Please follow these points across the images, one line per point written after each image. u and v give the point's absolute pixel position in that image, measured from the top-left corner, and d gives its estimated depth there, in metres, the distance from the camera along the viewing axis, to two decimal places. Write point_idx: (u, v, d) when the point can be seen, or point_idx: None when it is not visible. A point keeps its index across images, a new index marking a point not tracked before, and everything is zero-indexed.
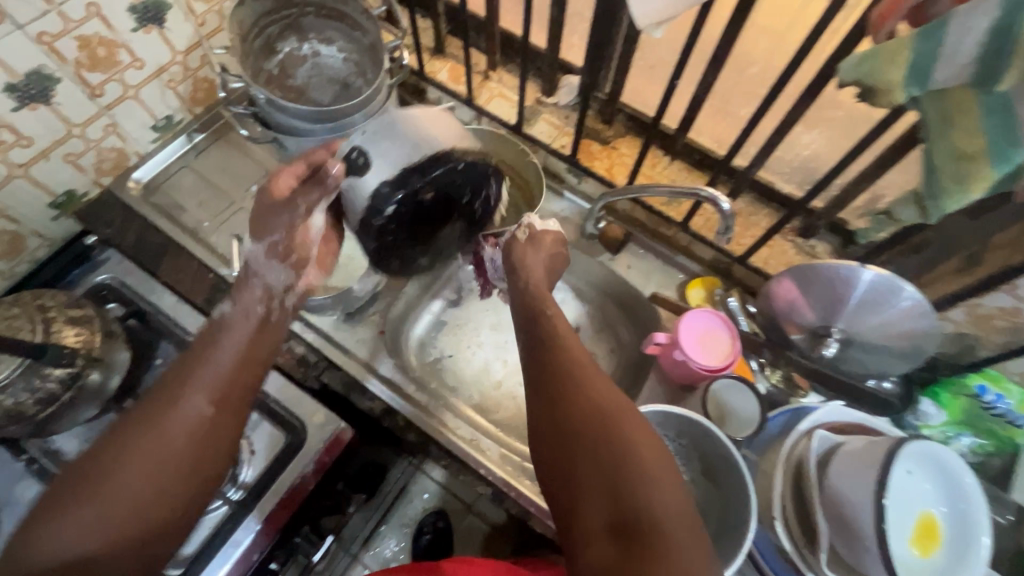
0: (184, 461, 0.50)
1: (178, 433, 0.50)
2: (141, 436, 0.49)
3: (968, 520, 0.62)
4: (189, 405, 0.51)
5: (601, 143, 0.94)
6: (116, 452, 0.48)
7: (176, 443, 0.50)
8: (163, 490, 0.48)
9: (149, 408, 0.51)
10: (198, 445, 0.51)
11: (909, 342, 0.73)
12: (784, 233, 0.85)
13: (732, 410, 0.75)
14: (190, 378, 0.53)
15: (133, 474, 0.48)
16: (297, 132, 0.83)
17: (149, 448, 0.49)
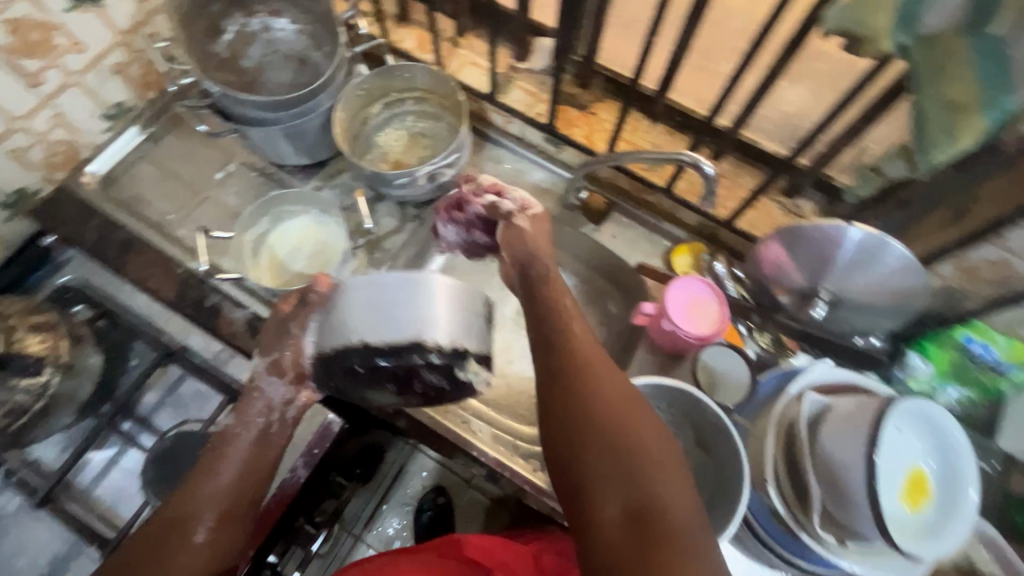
0: (207, 569, 0.53)
1: (195, 551, 0.53)
2: (158, 556, 0.52)
3: (955, 472, 0.62)
4: (197, 528, 0.54)
5: (579, 108, 0.91)
6: (138, 570, 0.51)
7: (191, 565, 0.52)
8: None
9: (165, 522, 0.54)
10: (214, 554, 0.54)
11: (897, 300, 0.73)
12: (771, 194, 0.84)
13: (721, 377, 0.76)
14: (195, 498, 0.55)
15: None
16: (258, 122, 0.79)
17: (170, 565, 0.52)
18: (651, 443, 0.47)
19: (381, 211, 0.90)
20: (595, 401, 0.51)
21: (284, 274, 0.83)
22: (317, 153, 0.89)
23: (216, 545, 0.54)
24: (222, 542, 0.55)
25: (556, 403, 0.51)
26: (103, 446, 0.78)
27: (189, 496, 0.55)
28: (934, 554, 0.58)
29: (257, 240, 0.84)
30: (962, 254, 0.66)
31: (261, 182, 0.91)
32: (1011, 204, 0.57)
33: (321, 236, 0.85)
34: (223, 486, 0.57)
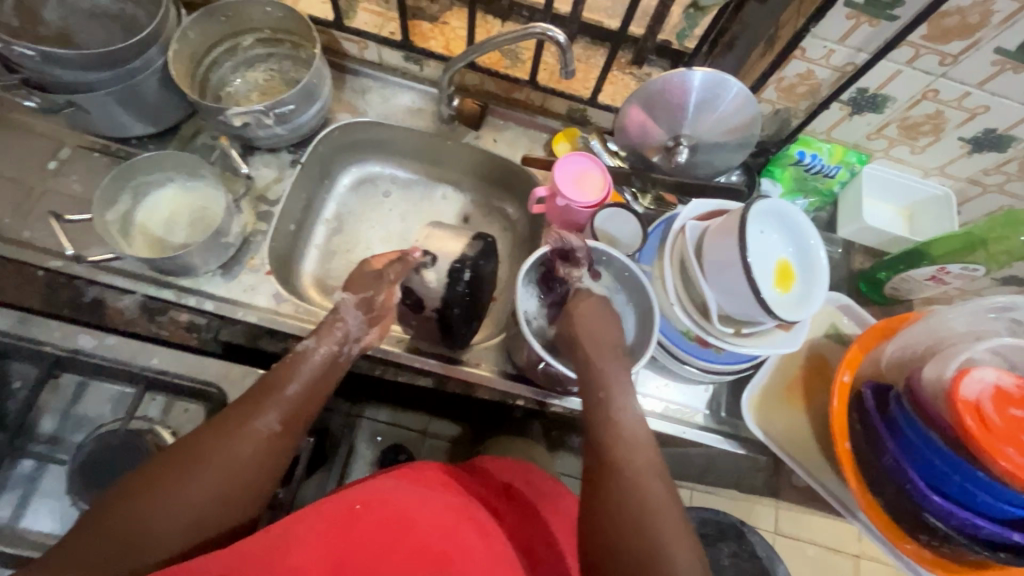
0: (255, 464, 0.58)
1: (250, 443, 0.58)
2: (220, 439, 0.57)
3: (812, 251, 0.75)
4: (262, 421, 0.59)
5: (429, 21, 0.90)
6: (202, 445, 0.56)
7: (248, 453, 0.57)
8: (242, 483, 0.57)
9: (235, 413, 0.59)
10: (262, 455, 0.58)
11: (742, 131, 0.83)
12: (621, 67, 0.91)
13: (615, 236, 0.83)
14: (266, 397, 0.61)
15: (213, 468, 0.55)
16: (88, 86, 0.72)
17: (225, 450, 0.57)
18: (646, 472, 0.59)
19: (255, 163, 0.86)
20: (608, 374, 0.67)
21: (165, 247, 0.78)
22: (162, 116, 0.82)
23: (270, 447, 0.59)
24: (275, 444, 0.60)
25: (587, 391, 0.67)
26: (19, 463, 0.73)
27: (262, 396, 0.61)
28: (806, 316, 0.71)
29: (123, 220, 0.77)
30: (780, 75, 0.76)
31: (106, 162, 0.82)
32: (803, 17, 0.68)
33: (199, 201, 0.80)
34: (291, 395, 0.62)
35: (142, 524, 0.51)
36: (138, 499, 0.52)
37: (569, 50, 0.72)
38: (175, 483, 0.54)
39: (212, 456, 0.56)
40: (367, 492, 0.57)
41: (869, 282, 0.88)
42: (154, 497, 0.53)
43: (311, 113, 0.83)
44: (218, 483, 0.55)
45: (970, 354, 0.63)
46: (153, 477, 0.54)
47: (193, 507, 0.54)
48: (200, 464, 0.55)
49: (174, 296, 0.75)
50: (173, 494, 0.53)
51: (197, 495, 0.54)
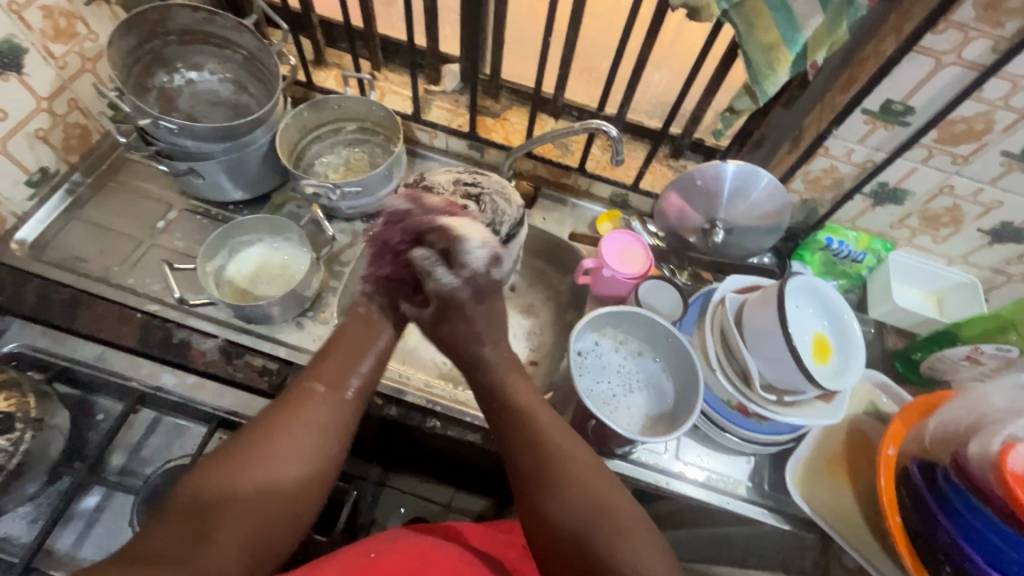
0: (308, 434, 0.60)
1: (310, 407, 0.62)
2: (272, 419, 0.60)
3: (845, 327, 0.79)
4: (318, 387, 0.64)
5: (493, 117, 1.04)
6: (271, 416, 0.60)
7: (310, 414, 0.61)
8: (304, 449, 0.58)
9: (287, 394, 0.63)
10: (318, 419, 0.61)
11: (771, 218, 0.92)
12: (660, 160, 1.02)
13: (658, 308, 0.89)
14: (318, 369, 0.67)
15: (282, 435, 0.58)
16: (203, 154, 0.85)
17: (286, 422, 0.59)
18: (556, 428, 0.62)
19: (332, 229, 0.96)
20: (543, 423, 0.63)
21: (250, 297, 0.87)
22: (259, 187, 0.95)
23: (335, 416, 0.63)
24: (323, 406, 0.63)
25: (521, 450, 0.61)
26: (85, 497, 0.76)
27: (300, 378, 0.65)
28: (844, 387, 0.74)
29: (215, 273, 0.86)
30: (806, 168, 0.86)
31: (206, 223, 0.94)
32: (826, 120, 0.78)
33: (283, 258, 0.90)
34: (334, 367, 0.67)
35: (209, 503, 0.52)
36: (200, 477, 0.53)
37: (620, 142, 0.82)
38: (234, 463, 0.55)
39: (277, 422, 0.60)
40: (382, 545, 0.64)
41: (905, 362, 0.91)
42: (218, 467, 0.55)
43: (386, 188, 0.94)
44: (280, 454, 0.57)
45: (1004, 435, 0.63)
46: (215, 462, 0.55)
47: (253, 486, 0.54)
48: (259, 441, 0.57)
49: (250, 343, 0.84)
50: (253, 460, 0.56)
51: (261, 470, 0.55)
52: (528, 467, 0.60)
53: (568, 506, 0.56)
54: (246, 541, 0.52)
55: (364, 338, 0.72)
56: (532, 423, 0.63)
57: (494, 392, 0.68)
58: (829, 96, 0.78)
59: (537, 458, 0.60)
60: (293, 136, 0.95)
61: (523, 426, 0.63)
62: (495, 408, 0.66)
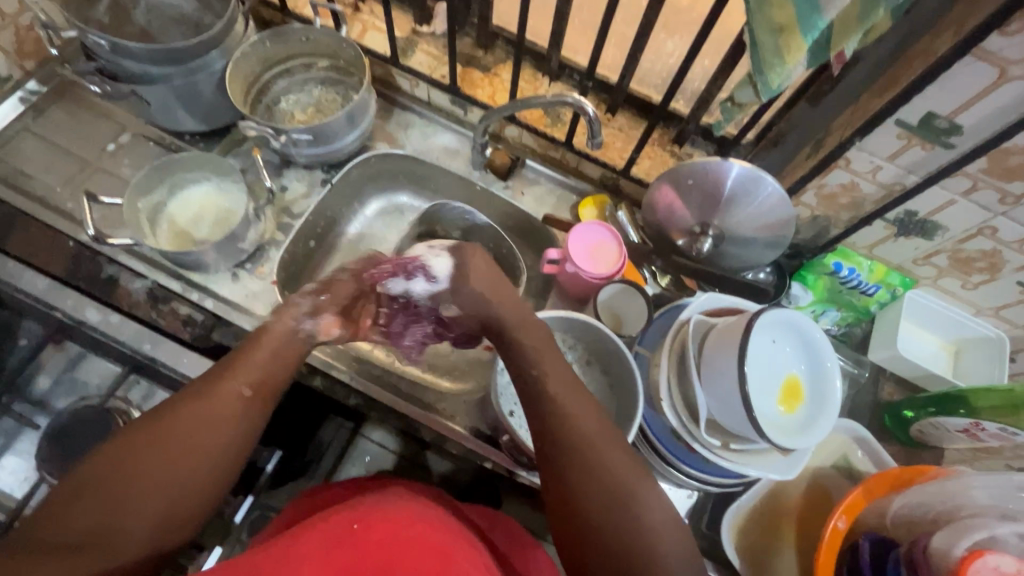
0: (224, 434, 0.55)
1: (220, 408, 0.56)
2: (184, 408, 0.55)
3: (824, 375, 0.69)
4: (231, 387, 0.57)
5: (482, 70, 0.93)
6: (183, 407, 0.55)
7: (219, 415, 0.55)
8: (207, 450, 0.54)
9: (204, 385, 0.57)
10: (238, 427, 0.56)
11: (774, 231, 0.79)
12: (661, 143, 0.89)
13: (624, 315, 0.83)
14: (238, 363, 0.59)
15: (187, 431, 0.54)
16: (149, 79, 0.77)
17: (197, 413, 0.55)
18: (602, 434, 0.57)
19: (289, 176, 0.89)
20: (565, 399, 0.59)
21: (187, 240, 0.82)
22: (214, 119, 0.88)
23: (241, 421, 0.57)
24: (248, 408, 0.57)
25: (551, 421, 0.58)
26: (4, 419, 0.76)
27: (228, 364, 0.59)
28: (804, 444, 0.64)
29: (152, 209, 0.81)
30: (821, 181, 0.72)
31: (158, 152, 0.88)
32: (851, 128, 0.64)
33: (228, 201, 0.83)
34: (262, 364, 0.60)
35: (118, 496, 0.50)
36: (104, 469, 0.50)
37: (598, 123, 0.71)
38: (140, 455, 0.51)
39: (187, 416, 0.54)
40: (366, 513, 0.56)
41: (894, 416, 0.80)
42: (120, 455, 0.51)
43: (348, 138, 0.85)
44: (185, 452, 0.53)
45: (987, 533, 0.54)
46: (121, 449, 0.51)
47: (163, 482, 0.51)
48: (168, 435, 0.53)
49: (179, 289, 0.80)
50: (159, 455, 0.52)
51: (173, 464, 0.52)
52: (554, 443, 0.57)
53: (599, 497, 0.53)
54: (159, 526, 0.51)
55: (284, 342, 0.63)
56: (579, 416, 0.57)
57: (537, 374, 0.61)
58: (863, 97, 0.63)
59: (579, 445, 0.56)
60: (254, 67, 0.86)
61: (562, 407, 0.58)
62: (535, 395, 0.60)
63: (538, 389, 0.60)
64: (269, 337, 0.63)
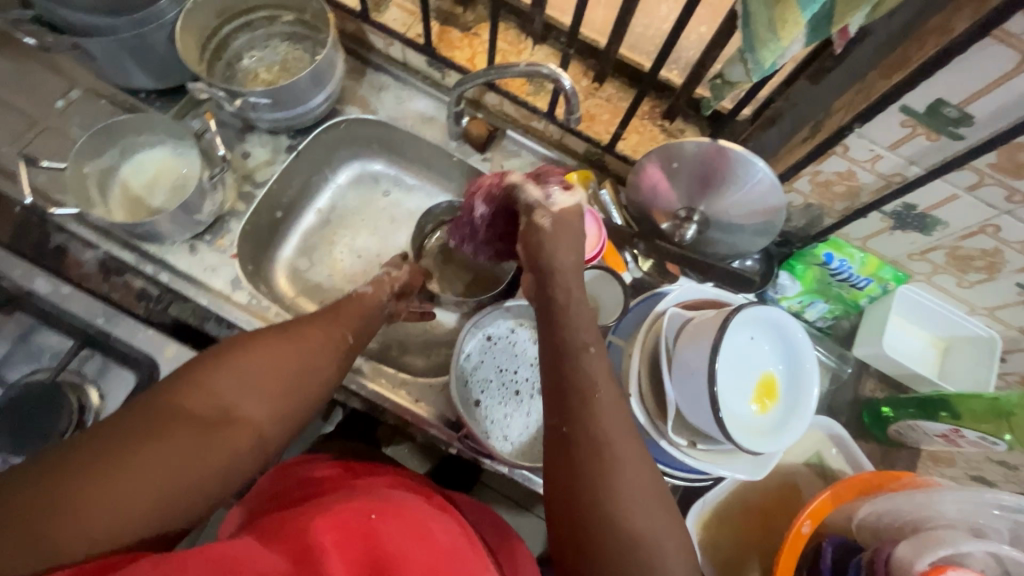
0: (324, 367, 0.56)
1: (328, 343, 0.58)
2: (297, 335, 0.56)
3: (803, 375, 0.66)
4: (337, 331, 0.60)
5: (461, 30, 0.85)
6: (294, 335, 0.56)
7: (321, 351, 0.57)
8: (305, 378, 0.54)
9: (310, 321, 0.59)
10: (334, 362, 0.58)
11: (764, 218, 0.74)
12: (651, 117, 0.83)
13: (601, 303, 0.78)
14: (337, 314, 0.62)
15: (295, 357, 0.54)
16: (92, 31, 0.70)
17: (304, 344, 0.56)
18: (620, 432, 0.47)
19: (251, 142, 0.84)
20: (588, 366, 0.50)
21: (142, 209, 0.77)
22: (170, 76, 0.81)
23: (335, 358, 0.58)
24: (344, 352, 0.60)
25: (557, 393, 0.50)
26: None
27: (330, 313, 0.62)
28: (774, 447, 0.62)
29: (101, 173, 0.76)
30: (816, 168, 0.67)
31: (111, 111, 0.82)
32: (851, 111, 0.58)
33: (185, 166, 0.78)
34: (356, 318, 0.63)
35: (219, 404, 0.49)
36: (215, 372, 0.50)
37: (576, 97, 0.65)
38: (250, 364, 0.51)
39: (298, 345, 0.55)
40: (383, 504, 0.44)
41: (872, 414, 0.78)
42: (225, 369, 0.50)
43: (314, 101, 0.79)
44: (293, 375, 0.54)
45: (953, 550, 0.51)
46: (222, 365, 0.50)
47: (264, 397, 0.51)
48: (280, 352, 0.54)
49: (132, 261, 0.76)
50: (263, 375, 0.52)
51: (274, 382, 0.52)
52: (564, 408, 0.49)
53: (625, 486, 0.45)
54: (254, 444, 0.50)
55: (370, 307, 0.66)
56: (617, 454, 0.46)
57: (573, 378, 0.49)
58: (870, 77, 0.57)
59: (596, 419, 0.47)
60: (211, 19, 0.79)
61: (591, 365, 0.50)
62: (567, 396, 0.49)
63: (570, 386, 0.49)
64: (362, 300, 0.66)
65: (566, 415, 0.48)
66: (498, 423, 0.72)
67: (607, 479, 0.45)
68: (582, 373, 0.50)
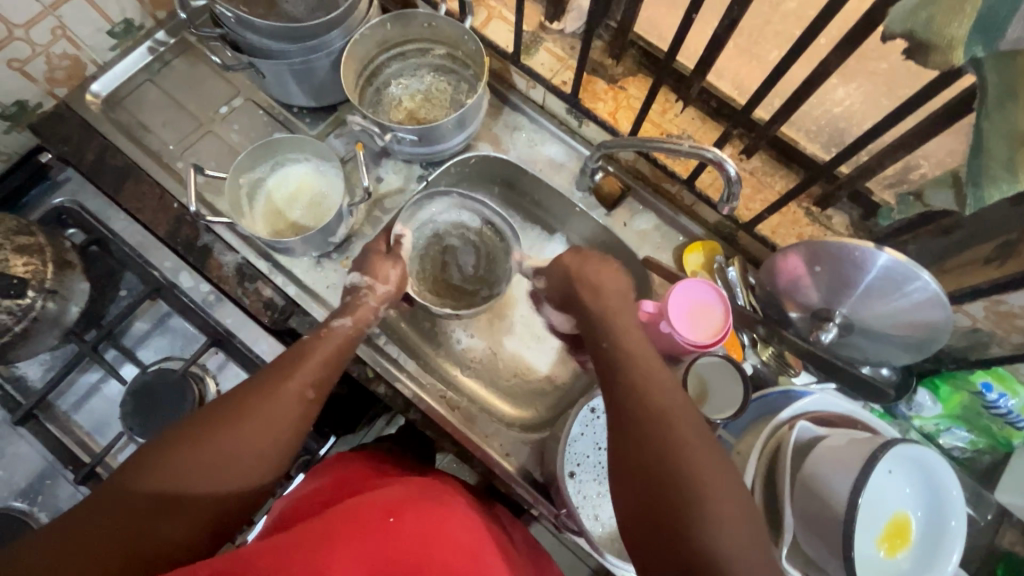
0: (287, 430, 0.57)
1: (284, 406, 0.58)
2: (251, 403, 0.56)
3: (942, 526, 0.59)
4: (294, 386, 0.59)
5: (607, 81, 0.84)
6: (246, 400, 0.57)
7: (280, 415, 0.57)
8: (263, 451, 0.55)
9: (268, 383, 0.58)
10: (292, 422, 0.58)
11: (919, 334, 0.67)
12: (800, 199, 0.78)
13: (713, 390, 0.73)
14: (297, 365, 0.61)
15: (246, 431, 0.55)
16: (269, 54, 0.75)
17: (261, 416, 0.56)
18: (710, 462, 0.50)
19: (385, 167, 0.86)
20: (652, 382, 0.56)
21: (282, 220, 0.81)
22: (324, 97, 0.85)
23: (292, 415, 0.58)
24: (303, 410, 0.59)
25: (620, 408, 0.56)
26: (87, 372, 0.78)
27: (288, 364, 0.60)
28: None
29: (253, 184, 0.82)
30: (999, 297, 0.60)
31: (266, 122, 0.87)
32: None
33: (326, 185, 0.81)
34: (317, 367, 0.62)
35: (178, 487, 0.50)
36: (174, 456, 0.51)
37: (736, 183, 0.61)
38: (205, 446, 0.52)
39: (254, 414, 0.56)
40: (400, 506, 0.54)
41: (1010, 572, 0.71)
42: (186, 450, 0.52)
43: (454, 140, 0.80)
44: (248, 450, 0.54)
45: None
46: (175, 449, 0.52)
47: (224, 476, 0.52)
48: (234, 426, 0.54)
49: (265, 269, 0.80)
50: (219, 448, 0.53)
51: (235, 455, 0.53)
52: (645, 429, 0.53)
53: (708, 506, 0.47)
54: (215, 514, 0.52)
55: (341, 346, 0.66)
56: (707, 488, 0.48)
57: (638, 380, 0.56)
58: None
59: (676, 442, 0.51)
60: (370, 49, 0.82)
61: (646, 384, 0.56)
62: (636, 418, 0.54)
63: (632, 388, 0.56)
64: (333, 338, 0.66)
65: (631, 468, 0.52)
66: (591, 500, 0.67)
67: (699, 525, 0.47)
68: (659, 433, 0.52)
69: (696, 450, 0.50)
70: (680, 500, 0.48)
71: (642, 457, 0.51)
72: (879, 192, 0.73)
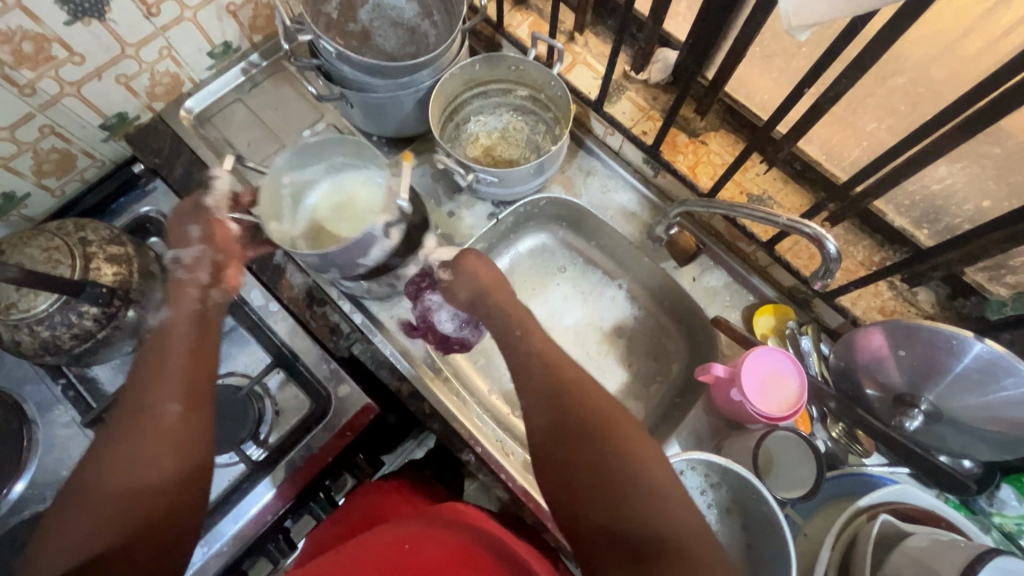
0: (182, 444, 0.55)
1: (156, 427, 0.54)
2: (123, 444, 0.53)
3: None
4: (162, 406, 0.55)
5: (688, 135, 0.83)
6: (120, 442, 0.53)
7: (155, 437, 0.54)
8: (160, 471, 0.52)
9: (128, 422, 0.54)
10: (180, 437, 0.55)
11: (1011, 432, 0.63)
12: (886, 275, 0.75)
13: (780, 464, 0.69)
14: (154, 382, 0.57)
15: (133, 466, 0.52)
16: (362, 87, 0.76)
17: (141, 449, 0.53)
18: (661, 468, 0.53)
19: (458, 202, 0.87)
20: (601, 410, 0.57)
21: (331, 223, 0.78)
22: (405, 129, 0.86)
23: (174, 429, 0.55)
24: (180, 423, 0.56)
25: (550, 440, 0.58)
26: None
27: (143, 391, 0.56)
28: None
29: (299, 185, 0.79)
30: None
31: None
32: None
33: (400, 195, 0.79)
34: (182, 374, 0.58)
35: (89, 548, 0.47)
36: (64, 528, 0.48)
37: (835, 260, 0.60)
38: (95, 502, 0.49)
39: (122, 452, 0.52)
40: (418, 535, 0.55)
41: None
42: (78, 512, 0.49)
43: (530, 183, 0.81)
44: (142, 479, 0.51)
45: None
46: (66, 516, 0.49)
47: (132, 518, 0.49)
48: (116, 471, 0.51)
49: (334, 296, 0.82)
50: (112, 488, 0.50)
51: (136, 491, 0.51)
52: (584, 453, 0.55)
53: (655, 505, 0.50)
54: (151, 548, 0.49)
55: (179, 339, 0.62)
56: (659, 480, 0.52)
57: (572, 408, 0.58)
58: None
59: (627, 457, 0.53)
60: (456, 87, 0.83)
61: (575, 406, 0.58)
62: (572, 449, 0.56)
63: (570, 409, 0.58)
64: (174, 334, 0.62)
65: (577, 485, 0.54)
66: None
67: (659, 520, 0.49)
68: (597, 456, 0.54)
69: (643, 455, 0.53)
70: (632, 509, 0.50)
71: (589, 476, 0.54)
72: (973, 275, 0.71)
